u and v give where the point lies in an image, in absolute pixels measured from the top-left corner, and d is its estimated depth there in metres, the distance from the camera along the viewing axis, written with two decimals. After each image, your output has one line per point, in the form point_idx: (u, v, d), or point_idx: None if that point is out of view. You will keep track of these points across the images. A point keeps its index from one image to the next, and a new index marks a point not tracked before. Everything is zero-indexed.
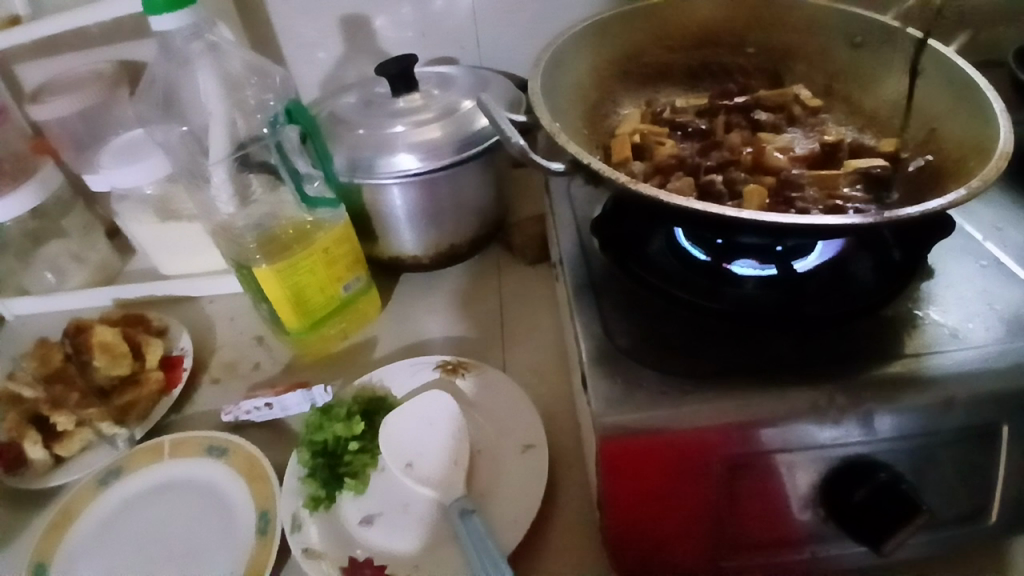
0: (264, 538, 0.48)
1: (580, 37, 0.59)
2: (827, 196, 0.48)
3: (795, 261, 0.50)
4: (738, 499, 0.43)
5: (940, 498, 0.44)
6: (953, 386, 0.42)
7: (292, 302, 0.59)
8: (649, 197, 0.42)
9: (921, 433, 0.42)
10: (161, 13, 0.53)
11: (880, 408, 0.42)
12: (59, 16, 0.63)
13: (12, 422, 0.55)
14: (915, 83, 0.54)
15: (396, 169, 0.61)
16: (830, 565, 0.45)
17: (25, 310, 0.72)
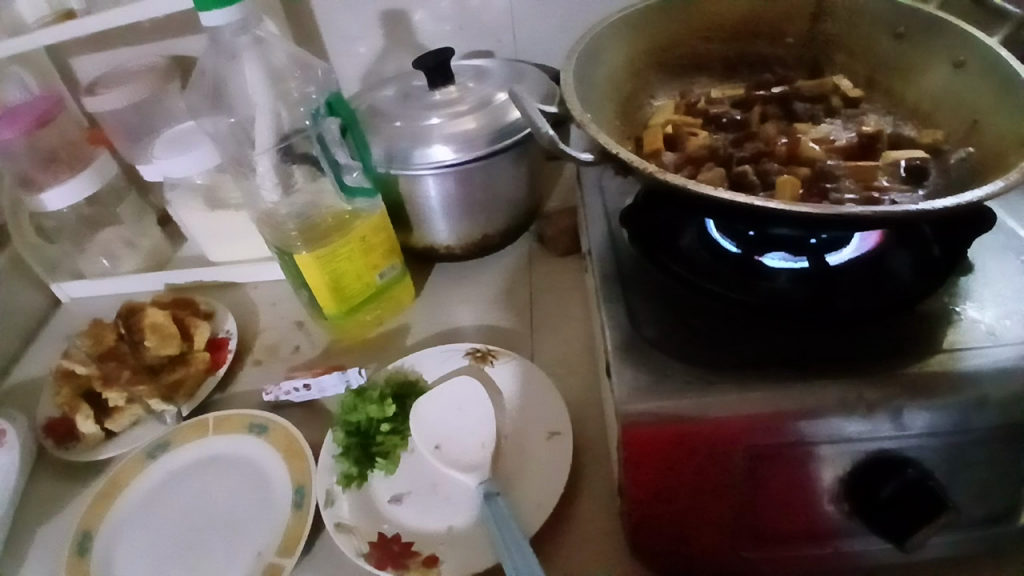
0: (300, 511, 0.51)
1: (616, 29, 0.59)
2: (863, 187, 0.48)
3: (828, 254, 0.49)
4: (761, 491, 0.43)
5: (971, 496, 0.44)
6: (987, 384, 0.41)
7: (330, 288, 0.61)
8: (678, 187, 0.42)
9: (953, 430, 0.42)
10: (211, 10, 0.55)
11: (911, 404, 0.41)
12: (117, 14, 0.67)
13: (67, 397, 0.60)
14: (959, 74, 0.53)
15: (431, 161, 0.62)
16: (854, 560, 0.45)
17: (79, 293, 0.77)
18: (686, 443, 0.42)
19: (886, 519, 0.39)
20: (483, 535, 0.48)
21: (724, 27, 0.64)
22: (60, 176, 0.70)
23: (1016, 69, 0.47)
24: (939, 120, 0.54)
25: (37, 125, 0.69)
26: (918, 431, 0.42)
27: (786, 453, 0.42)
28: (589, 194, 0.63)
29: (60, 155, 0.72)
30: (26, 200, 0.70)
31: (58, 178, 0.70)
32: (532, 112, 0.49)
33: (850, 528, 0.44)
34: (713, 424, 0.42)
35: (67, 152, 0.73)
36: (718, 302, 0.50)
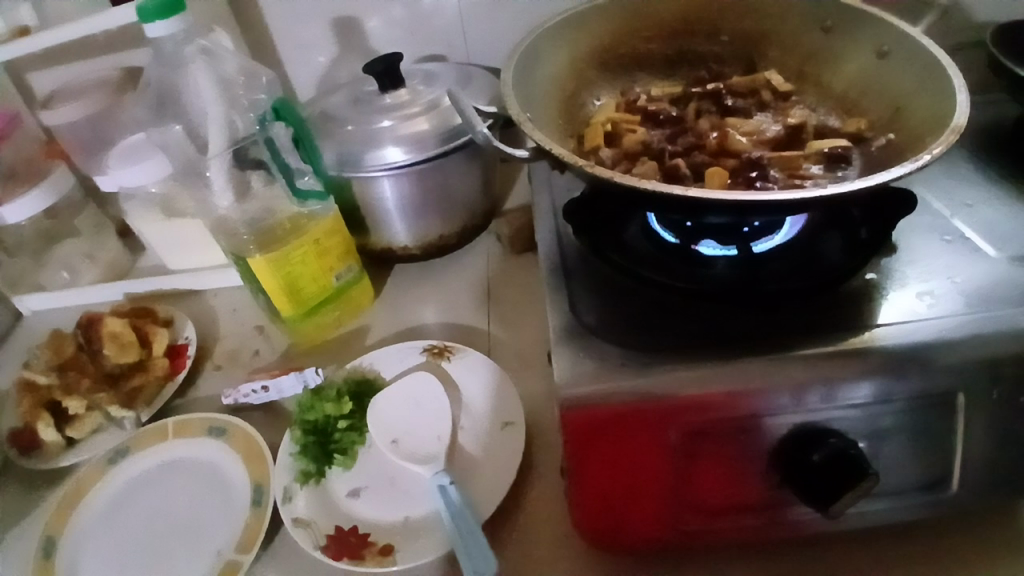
0: (258, 509, 0.52)
1: (555, 32, 0.62)
2: (788, 176, 0.50)
3: (758, 241, 0.52)
4: (697, 466, 0.45)
5: (901, 464, 0.46)
6: (906, 356, 0.43)
7: (285, 292, 0.62)
8: (608, 180, 0.44)
9: (877, 403, 0.44)
10: (153, 21, 0.57)
11: (837, 377, 0.44)
12: (66, 28, 0.68)
13: (28, 406, 0.60)
14: (883, 64, 0.56)
15: (384, 162, 0.63)
16: (792, 530, 0.47)
17: (39, 307, 0.77)
18: (624, 423, 0.44)
19: (814, 485, 0.41)
20: (437, 523, 0.49)
21: (663, 26, 0.66)
22: (15, 190, 0.70)
23: (936, 58, 0.50)
24: (864, 109, 0.57)
25: None
26: (857, 407, 0.44)
27: (720, 429, 0.44)
28: (537, 190, 0.65)
29: (14, 169, 0.73)
30: None
31: (13, 191, 0.70)
32: (468, 112, 0.51)
33: (785, 498, 0.46)
34: (650, 406, 0.44)
35: (24, 167, 0.73)
36: (657, 289, 0.52)
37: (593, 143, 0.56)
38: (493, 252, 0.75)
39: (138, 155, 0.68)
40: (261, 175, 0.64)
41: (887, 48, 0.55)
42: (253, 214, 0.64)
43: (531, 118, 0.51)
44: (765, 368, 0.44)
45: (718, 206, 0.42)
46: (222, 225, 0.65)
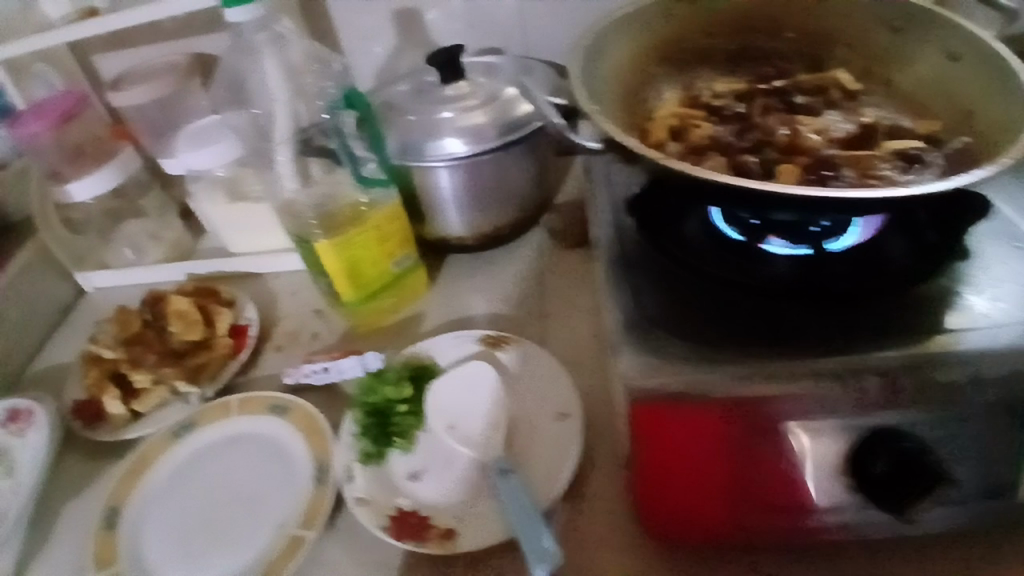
0: (322, 486, 0.54)
1: (617, 26, 0.61)
2: (861, 175, 0.49)
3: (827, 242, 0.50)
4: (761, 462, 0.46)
5: (972, 473, 0.45)
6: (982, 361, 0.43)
7: (347, 274, 0.63)
8: (680, 172, 0.44)
9: (945, 405, 0.44)
10: (232, 7, 0.59)
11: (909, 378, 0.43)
12: (141, 12, 0.69)
13: (96, 377, 0.63)
14: (956, 67, 0.55)
15: (445, 152, 0.64)
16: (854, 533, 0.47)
17: (103, 283, 0.79)
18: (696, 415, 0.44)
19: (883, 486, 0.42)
20: (495, 509, 0.50)
21: (727, 21, 0.65)
22: (85, 169, 0.72)
23: (1007, 61, 0.49)
24: (936, 111, 0.56)
25: (61, 120, 0.71)
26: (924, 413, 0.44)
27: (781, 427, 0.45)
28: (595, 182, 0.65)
29: (83, 148, 0.74)
30: (53, 191, 0.72)
31: (83, 170, 0.72)
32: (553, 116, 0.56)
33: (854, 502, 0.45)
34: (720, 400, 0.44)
35: (92, 146, 0.75)
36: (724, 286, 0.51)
37: (658, 138, 0.56)
38: (546, 244, 0.75)
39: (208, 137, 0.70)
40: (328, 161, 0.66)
41: (959, 51, 0.54)
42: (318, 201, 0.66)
43: (601, 111, 0.51)
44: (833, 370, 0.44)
45: (792, 204, 0.42)
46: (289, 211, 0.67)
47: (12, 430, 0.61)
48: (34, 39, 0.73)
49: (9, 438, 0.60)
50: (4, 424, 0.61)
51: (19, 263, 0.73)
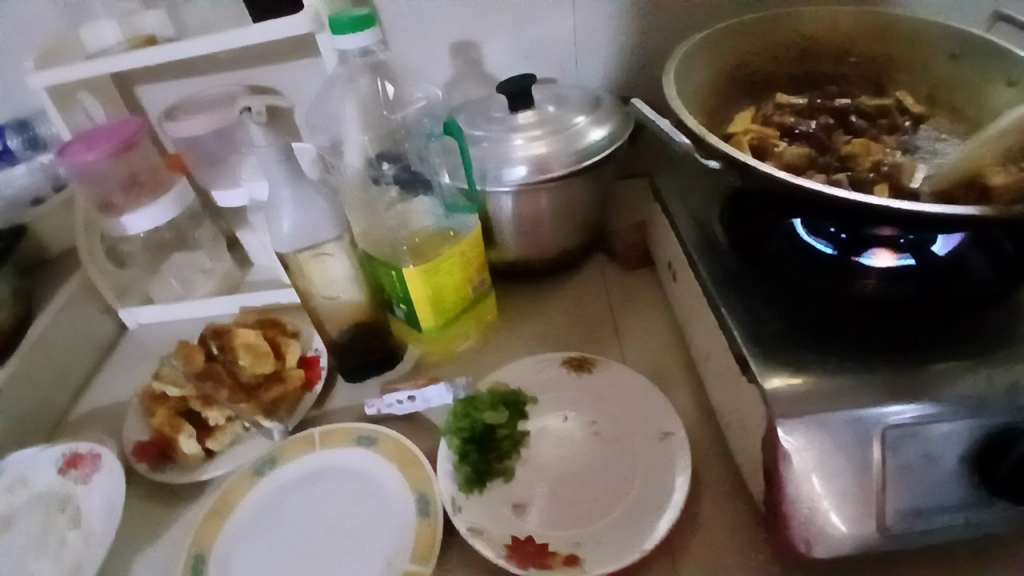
0: (427, 518, 0.51)
1: (697, 50, 0.61)
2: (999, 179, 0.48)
3: (866, 253, 0.49)
4: (879, 473, 0.43)
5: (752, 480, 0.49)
6: (911, 435, 0.44)
7: (431, 302, 0.62)
8: (734, 162, 0.48)
9: (980, 398, 0.44)
10: (346, 34, 0.56)
11: (970, 387, 0.45)
12: (196, 44, 0.62)
13: (164, 417, 0.60)
14: (1011, 95, 0.54)
15: (515, 179, 0.62)
16: (914, 487, 0.43)
17: (147, 319, 0.76)
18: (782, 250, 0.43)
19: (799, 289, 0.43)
20: (616, 533, 0.49)
21: (791, 47, 0.66)
22: (140, 199, 0.70)
23: None
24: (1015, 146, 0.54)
25: (120, 149, 0.67)
26: (909, 415, 0.44)
27: (817, 415, 0.45)
28: (669, 196, 0.66)
29: (137, 178, 0.71)
30: (104, 223, 0.70)
31: (138, 201, 0.69)
32: (567, 133, 0.64)
33: (955, 503, 0.44)
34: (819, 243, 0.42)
35: (145, 176, 0.71)
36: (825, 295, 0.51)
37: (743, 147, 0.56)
38: (608, 269, 0.74)
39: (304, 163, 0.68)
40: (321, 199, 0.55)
41: (1016, 77, 0.54)
42: (302, 244, 0.55)
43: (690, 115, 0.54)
44: (909, 387, 0.45)
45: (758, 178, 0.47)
46: (288, 275, 0.58)
47: (75, 477, 0.57)
48: (91, 64, 0.65)
49: (71, 485, 0.57)
50: (63, 471, 0.58)
51: (64, 297, 0.70)
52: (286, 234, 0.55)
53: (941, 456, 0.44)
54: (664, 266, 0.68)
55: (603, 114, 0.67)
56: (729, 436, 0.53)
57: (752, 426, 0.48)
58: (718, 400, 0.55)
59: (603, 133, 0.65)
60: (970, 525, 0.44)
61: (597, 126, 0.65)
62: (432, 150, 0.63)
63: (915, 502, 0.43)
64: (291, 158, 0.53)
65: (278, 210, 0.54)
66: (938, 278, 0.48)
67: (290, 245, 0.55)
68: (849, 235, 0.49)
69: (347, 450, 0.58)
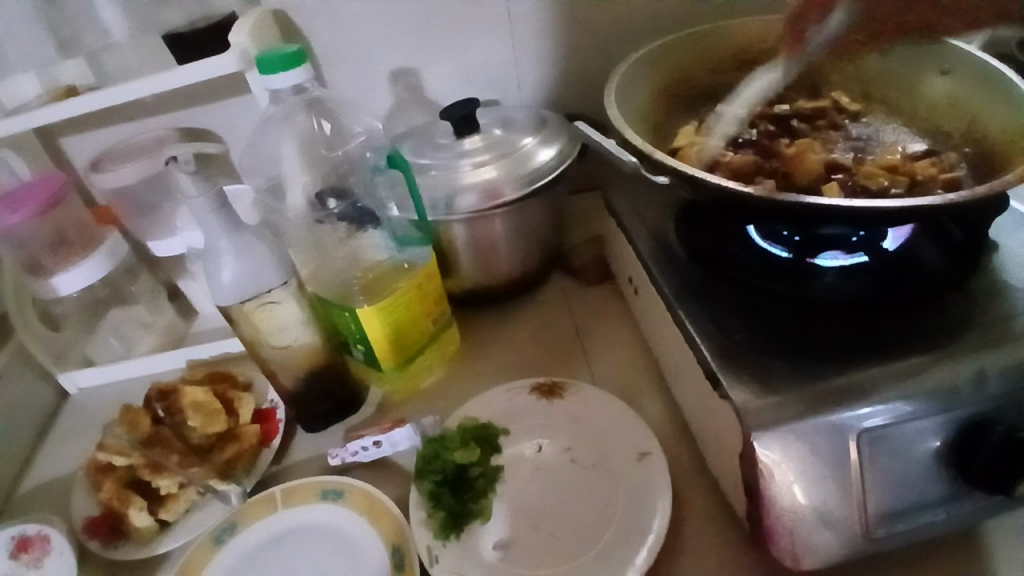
0: (403, 572, 0.49)
1: (634, 70, 0.62)
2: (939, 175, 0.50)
3: (821, 254, 0.51)
4: (861, 477, 0.42)
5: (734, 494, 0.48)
6: (887, 436, 0.43)
7: (390, 341, 0.59)
8: (684, 175, 0.47)
9: (949, 391, 0.44)
10: (277, 72, 0.54)
11: (939, 378, 0.45)
12: (117, 92, 0.59)
13: (112, 490, 0.55)
14: (947, 83, 0.56)
15: (466, 207, 0.61)
16: (896, 490, 0.43)
17: (89, 382, 0.71)
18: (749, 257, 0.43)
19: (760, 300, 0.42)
20: (602, 565, 0.47)
21: (728, 57, 0.66)
22: (70, 258, 0.66)
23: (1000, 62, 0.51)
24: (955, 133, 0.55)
25: (47, 208, 0.64)
26: (884, 416, 0.44)
27: (792, 423, 0.44)
28: (622, 210, 0.65)
29: (65, 236, 0.67)
30: (32, 286, 0.65)
31: (68, 260, 0.65)
32: (516, 156, 0.63)
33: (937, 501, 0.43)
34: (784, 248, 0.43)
35: (74, 233, 0.67)
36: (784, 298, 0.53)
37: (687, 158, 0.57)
38: (569, 287, 0.73)
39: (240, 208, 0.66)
40: (262, 245, 0.53)
41: (949, 66, 0.56)
42: (246, 294, 0.53)
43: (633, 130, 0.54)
44: (880, 384, 0.45)
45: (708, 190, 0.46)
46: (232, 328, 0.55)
47: (25, 563, 0.51)
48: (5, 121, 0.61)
49: (24, 572, 0.51)
50: (12, 556, 0.51)
51: None
52: (228, 284, 0.52)
53: (917, 451, 0.43)
54: (625, 281, 0.67)
55: (549, 134, 0.66)
56: (706, 450, 0.52)
57: (727, 440, 0.47)
58: (692, 414, 0.54)
59: (551, 153, 0.64)
60: (955, 519, 0.43)
61: (544, 146, 0.64)
62: (379, 184, 0.62)
63: (899, 502, 0.43)
64: (227, 205, 0.50)
65: (216, 260, 0.51)
66: (892, 271, 0.50)
67: (232, 297, 0.53)
68: (801, 238, 0.52)
69: (312, 507, 0.54)
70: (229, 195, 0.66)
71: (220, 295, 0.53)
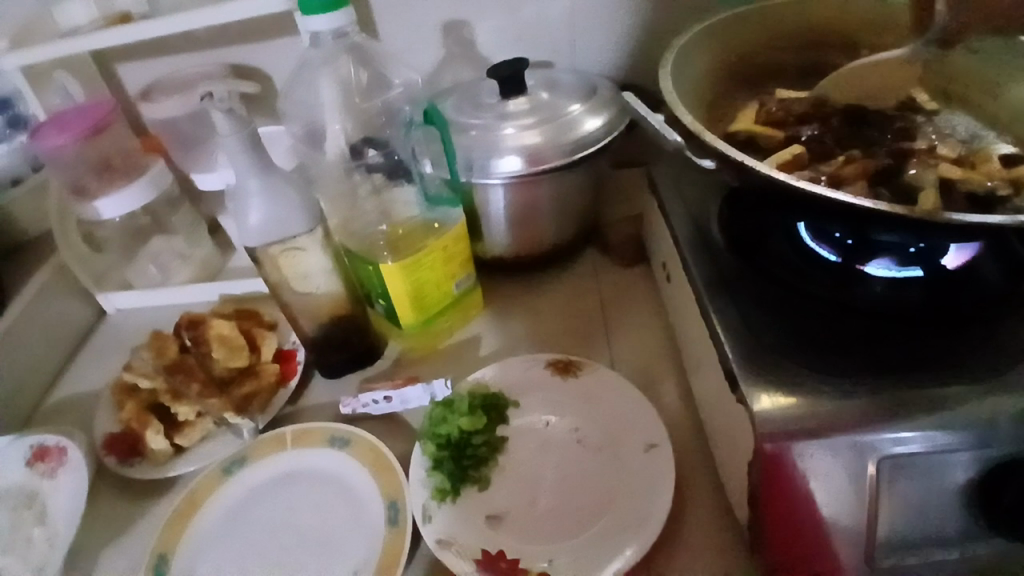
0: (396, 528, 0.49)
1: (693, 41, 0.58)
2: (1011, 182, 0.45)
3: (869, 260, 0.44)
4: (876, 502, 0.41)
5: (739, 497, 0.46)
6: (917, 461, 0.41)
7: (411, 298, 0.59)
8: (733, 161, 0.44)
9: (990, 426, 0.41)
10: (317, 14, 0.53)
11: (976, 411, 0.42)
12: (167, 22, 0.59)
13: (133, 411, 0.58)
14: None
15: (503, 171, 0.59)
16: (916, 520, 0.41)
17: (126, 305, 0.74)
18: None
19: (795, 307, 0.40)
20: (591, 550, 0.47)
21: (798, 39, 0.62)
22: (114, 185, 0.67)
23: None
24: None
25: (90, 133, 0.65)
26: (919, 442, 0.41)
27: (811, 438, 0.42)
28: (665, 192, 0.62)
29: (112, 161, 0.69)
30: (78, 207, 0.68)
31: (112, 185, 0.67)
32: (560, 122, 0.60)
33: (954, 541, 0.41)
34: None
35: (121, 159, 0.69)
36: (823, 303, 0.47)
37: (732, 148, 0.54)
38: (601, 264, 0.71)
39: (275, 149, 0.69)
40: (291, 193, 0.52)
41: None
42: (271, 238, 0.53)
43: (681, 104, 0.51)
44: (911, 409, 0.42)
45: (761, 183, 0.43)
46: (257, 270, 0.56)
47: (41, 471, 0.55)
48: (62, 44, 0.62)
49: (38, 480, 0.55)
50: (30, 463, 0.56)
51: (39, 282, 0.68)
52: (253, 227, 0.52)
53: (940, 485, 0.41)
54: (658, 265, 0.65)
55: (597, 101, 0.63)
56: (717, 450, 0.50)
57: (737, 442, 0.46)
58: (708, 411, 0.52)
59: (597, 123, 0.61)
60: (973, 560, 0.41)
61: (590, 113, 0.62)
62: (411, 134, 0.60)
63: (918, 532, 0.41)
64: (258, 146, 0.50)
65: (246, 202, 0.52)
66: (951, 286, 0.44)
67: (259, 241, 0.53)
68: (855, 240, 0.45)
69: (319, 452, 0.55)
70: (263, 137, 0.68)
71: (247, 238, 0.53)
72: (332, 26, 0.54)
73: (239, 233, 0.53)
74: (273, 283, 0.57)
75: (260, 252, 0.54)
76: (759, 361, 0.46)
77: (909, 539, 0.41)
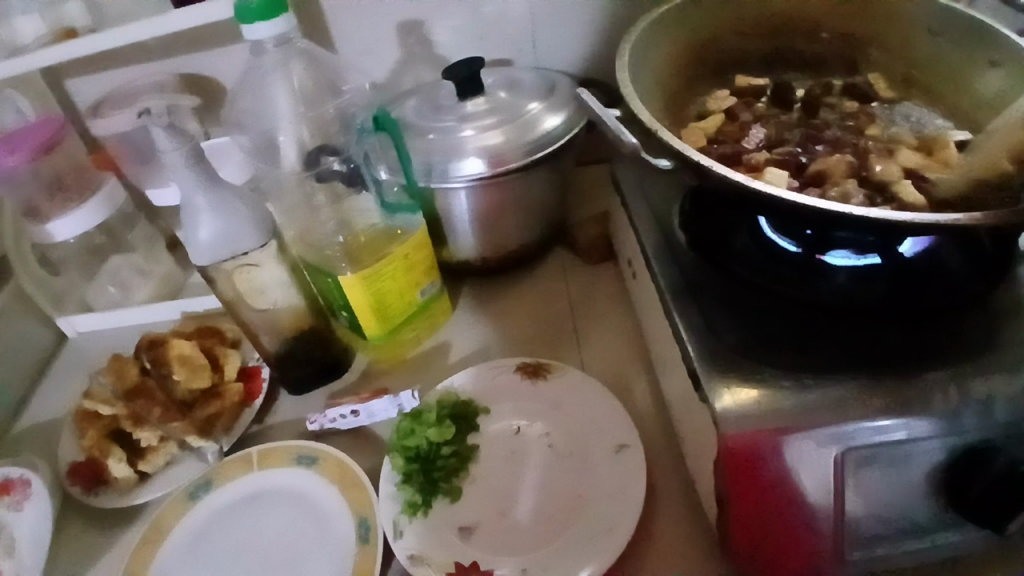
0: (366, 546, 0.48)
1: (655, 30, 0.56)
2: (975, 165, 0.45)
3: (830, 252, 0.47)
4: (842, 490, 0.41)
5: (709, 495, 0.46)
6: (893, 449, 0.41)
7: (374, 309, 0.58)
8: (689, 160, 0.43)
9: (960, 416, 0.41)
10: (253, 22, 0.52)
11: (941, 402, 0.41)
12: (108, 35, 0.57)
13: (94, 438, 0.56)
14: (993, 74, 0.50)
15: (463, 174, 0.58)
16: (883, 504, 0.41)
17: (86, 327, 0.72)
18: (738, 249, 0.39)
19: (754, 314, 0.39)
20: (564, 557, 0.46)
21: (761, 24, 0.61)
22: (67, 204, 0.65)
23: None
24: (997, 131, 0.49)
25: (40, 151, 0.63)
26: (901, 432, 0.41)
27: (788, 433, 0.41)
28: (630, 193, 0.61)
29: (62, 180, 0.66)
30: (29, 229, 0.66)
31: (64, 206, 0.65)
32: (519, 122, 0.59)
33: (917, 527, 0.42)
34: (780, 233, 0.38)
35: (71, 177, 0.67)
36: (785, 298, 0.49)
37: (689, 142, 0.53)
38: (570, 264, 0.71)
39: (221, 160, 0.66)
40: (240, 206, 0.51)
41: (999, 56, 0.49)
42: (223, 253, 0.52)
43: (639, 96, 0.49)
44: (888, 399, 0.41)
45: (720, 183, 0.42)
46: (211, 287, 0.55)
47: (5, 503, 0.53)
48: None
49: (3, 513, 0.53)
50: None
51: None
52: (204, 242, 0.51)
53: (905, 478, 0.41)
54: (626, 263, 0.64)
55: (556, 98, 0.62)
56: (686, 449, 0.50)
57: (704, 441, 0.46)
58: (676, 410, 0.51)
59: (557, 121, 0.60)
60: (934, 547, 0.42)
61: (550, 112, 0.61)
62: (366, 142, 0.59)
63: (889, 513, 0.42)
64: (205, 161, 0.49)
65: (194, 217, 0.50)
66: (907, 276, 0.46)
67: (210, 256, 0.52)
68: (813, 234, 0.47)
69: (287, 471, 0.54)
70: (207, 151, 0.65)
71: (198, 253, 0.52)
72: (274, 34, 0.53)
73: (188, 248, 0.52)
74: (231, 300, 0.55)
75: (214, 270, 0.53)
76: (724, 362, 0.45)
77: (878, 521, 0.42)
